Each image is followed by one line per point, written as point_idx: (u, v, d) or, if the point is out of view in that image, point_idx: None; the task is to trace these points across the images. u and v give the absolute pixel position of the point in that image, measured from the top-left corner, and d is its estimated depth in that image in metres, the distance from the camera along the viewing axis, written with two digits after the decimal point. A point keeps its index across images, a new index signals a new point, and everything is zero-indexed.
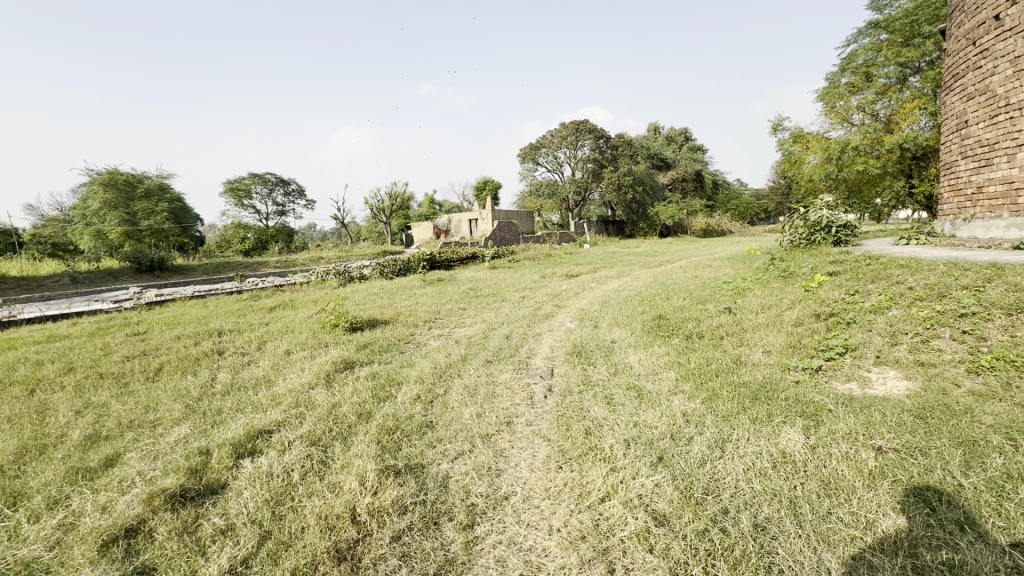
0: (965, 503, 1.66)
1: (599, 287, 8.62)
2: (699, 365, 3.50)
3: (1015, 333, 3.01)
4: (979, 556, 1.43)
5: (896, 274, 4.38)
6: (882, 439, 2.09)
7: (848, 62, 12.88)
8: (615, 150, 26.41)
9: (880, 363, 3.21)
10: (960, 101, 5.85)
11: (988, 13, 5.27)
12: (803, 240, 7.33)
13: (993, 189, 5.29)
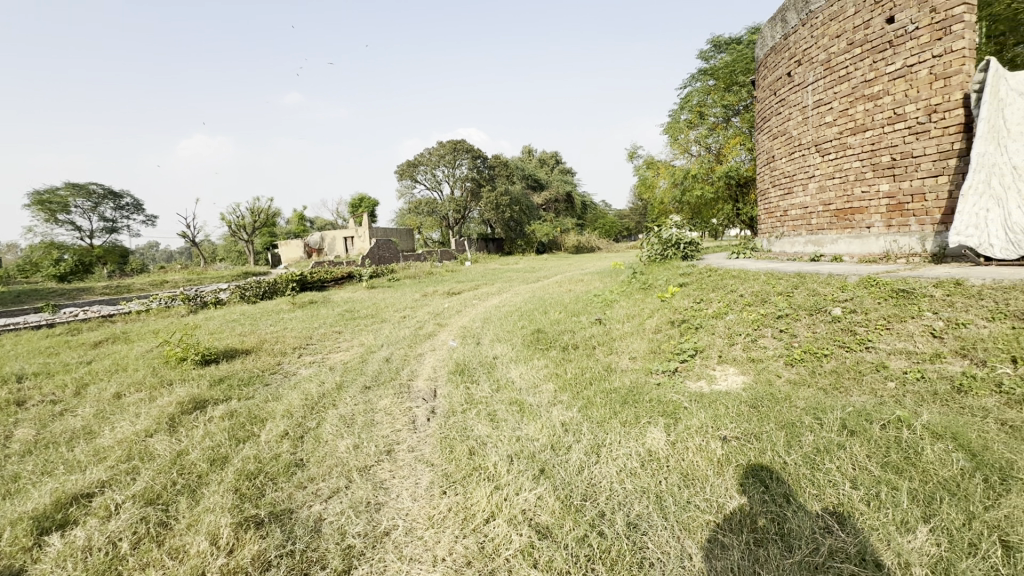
0: (789, 478, 1.95)
1: (480, 303, 8.72)
2: (576, 375, 3.69)
3: (815, 330, 3.68)
4: (801, 523, 1.69)
5: (730, 284, 5.11)
6: (726, 429, 2.39)
7: (686, 102, 14.91)
8: (491, 170, 27.20)
9: (722, 361, 3.69)
10: (768, 140, 7.08)
11: (783, 70, 6.51)
12: (658, 255, 8.20)
13: (794, 212, 6.45)
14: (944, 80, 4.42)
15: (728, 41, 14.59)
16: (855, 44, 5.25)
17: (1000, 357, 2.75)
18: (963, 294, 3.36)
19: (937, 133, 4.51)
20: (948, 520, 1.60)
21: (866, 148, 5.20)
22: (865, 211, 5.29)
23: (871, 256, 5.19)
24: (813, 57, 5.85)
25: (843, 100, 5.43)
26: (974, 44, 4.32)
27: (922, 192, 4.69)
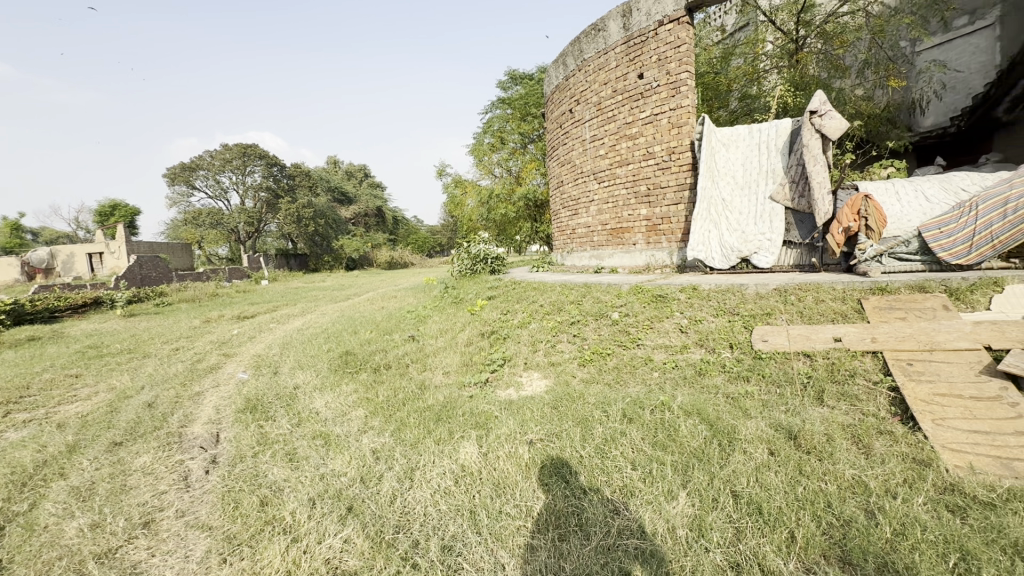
0: (584, 469, 2.16)
1: (279, 327, 7.77)
2: (388, 397, 3.52)
3: (601, 332, 4.24)
4: (597, 510, 1.87)
5: (532, 295, 5.57)
6: (532, 432, 2.54)
7: (488, 126, 15.99)
8: (291, 180, 24.78)
9: (528, 368, 3.97)
10: (557, 166, 8.00)
11: (565, 107, 7.45)
12: (468, 269, 8.50)
13: (580, 231, 7.38)
14: (678, 128, 5.63)
15: (522, 76, 16.19)
16: (618, 92, 6.31)
17: (723, 344, 3.56)
18: (698, 297, 4.27)
19: (675, 170, 5.71)
20: (698, 483, 1.96)
21: (630, 179, 6.27)
22: (631, 231, 6.34)
23: (637, 267, 6.24)
24: (588, 99, 6.84)
25: (611, 137, 6.45)
26: (694, 104, 5.63)
27: (669, 216, 5.85)
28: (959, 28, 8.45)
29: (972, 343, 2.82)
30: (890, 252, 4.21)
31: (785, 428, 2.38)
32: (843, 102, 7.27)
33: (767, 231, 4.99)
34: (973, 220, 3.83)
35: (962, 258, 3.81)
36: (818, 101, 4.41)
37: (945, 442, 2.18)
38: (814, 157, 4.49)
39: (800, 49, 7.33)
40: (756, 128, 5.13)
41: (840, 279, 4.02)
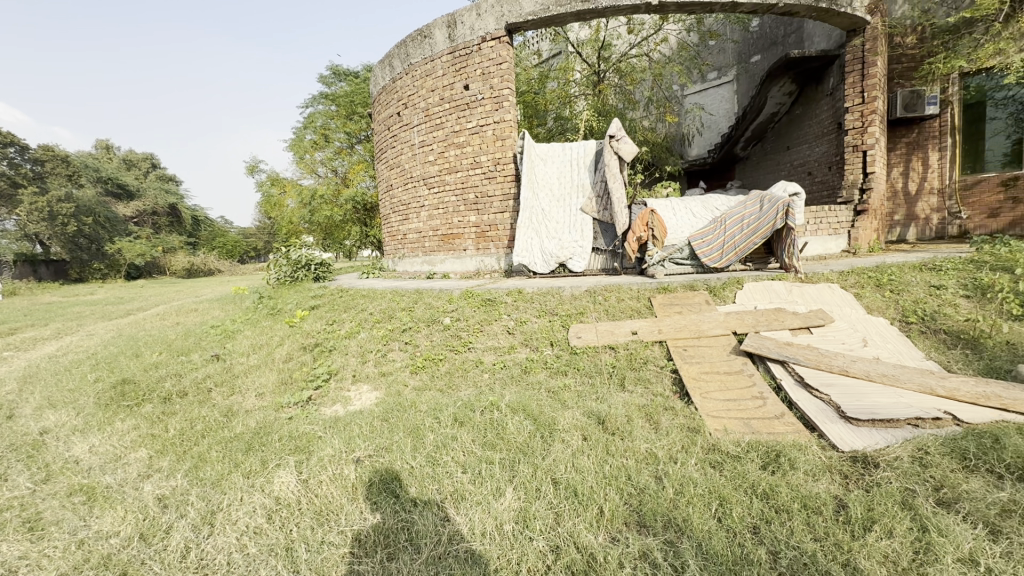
0: (415, 481, 2.11)
1: (16, 355, 5.94)
2: (182, 431, 2.95)
3: (432, 338, 4.23)
4: (427, 522, 1.84)
5: (360, 303, 5.30)
6: (359, 450, 2.40)
7: (309, 122, 14.80)
8: (37, 165, 19.35)
9: (357, 381, 3.74)
10: (386, 169, 7.77)
11: (393, 109, 7.28)
12: (288, 277, 7.65)
13: (411, 236, 7.26)
14: (502, 140, 5.99)
15: (346, 72, 15.41)
16: (445, 100, 6.40)
17: (544, 343, 3.87)
18: (523, 299, 4.56)
19: (501, 180, 6.04)
20: (523, 476, 2.08)
21: (458, 186, 6.41)
22: (461, 237, 6.49)
23: (468, 272, 6.41)
24: (416, 104, 6.79)
25: (440, 143, 6.52)
26: (515, 119, 6.04)
27: (496, 223, 6.16)
28: (711, 81, 10.71)
29: (724, 330, 3.57)
30: (670, 258, 5.10)
31: (595, 415, 2.68)
32: (634, 130, 8.58)
33: (579, 239, 5.58)
34: (723, 231, 4.92)
35: (718, 260, 4.91)
36: (616, 127, 5.12)
37: (709, 410, 2.71)
38: (614, 175, 5.18)
39: (602, 80, 8.41)
40: (570, 147, 5.74)
41: (635, 281, 4.72)
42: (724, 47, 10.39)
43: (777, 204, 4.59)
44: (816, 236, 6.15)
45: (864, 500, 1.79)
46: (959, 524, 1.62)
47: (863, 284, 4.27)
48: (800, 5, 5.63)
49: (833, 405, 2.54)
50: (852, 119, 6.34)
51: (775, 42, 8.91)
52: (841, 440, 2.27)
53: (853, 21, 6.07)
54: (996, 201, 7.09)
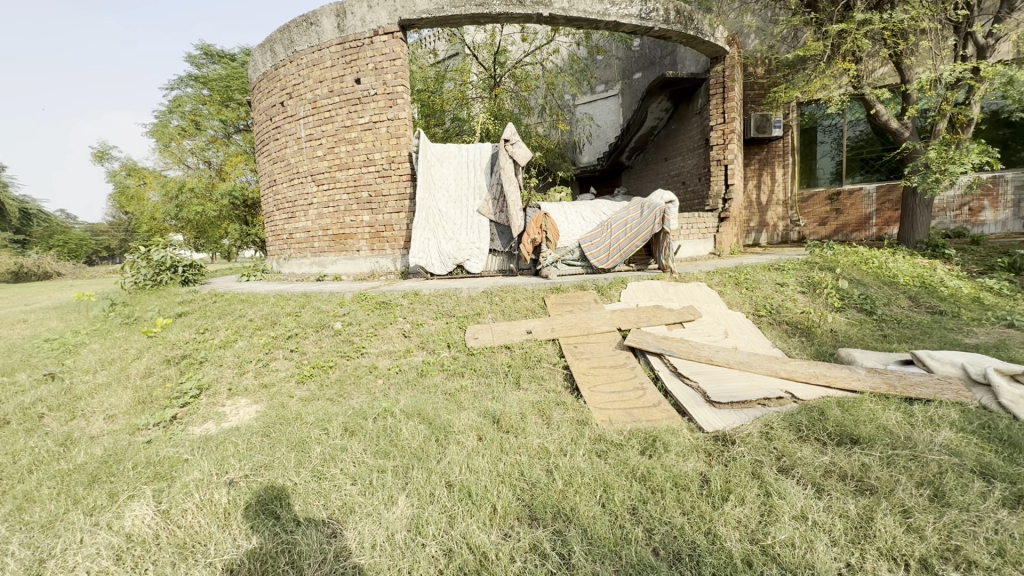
0: (299, 499, 1.97)
1: None
2: (1, 468, 2.46)
3: (322, 345, 3.99)
4: (311, 541, 1.72)
5: (239, 308, 4.82)
6: (234, 471, 2.18)
7: (175, 106, 13.16)
8: None
9: (233, 395, 3.40)
10: (269, 163, 7.15)
11: (275, 98, 6.72)
12: (149, 281, 6.67)
13: (298, 235, 6.75)
14: (397, 138, 5.85)
15: (221, 54, 13.94)
16: (334, 93, 6.07)
17: (441, 345, 3.84)
18: (420, 301, 4.48)
19: (396, 179, 5.88)
20: (416, 482, 2.04)
21: (350, 184, 6.11)
22: (354, 236, 6.18)
23: (362, 274, 6.13)
24: (302, 94, 6.35)
25: (329, 138, 6.17)
26: (410, 117, 5.92)
27: (391, 223, 5.98)
28: (600, 93, 11.39)
29: (610, 326, 3.83)
30: (562, 259, 5.36)
31: (490, 414, 2.72)
32: (529, 136, 8.86)
33: (476, 240, 5.62)
34: (609, 234, 5.25)
35: (605, 262, 5.27)
36: (511, 132, 5.23)
37: (596, 403, 2.88)
38: (510, 178, 5.30)
39: (498, 85, 8.57)
40: (466, 149, 5.76)
41: (529, 282, 4.87)
42: (610, 62, 11.08)
43: (655, 211, 5.05)
44: (689, 240, 6.83)
45: (723, 474, 2.03)
46: (793, 487, 1.90)
47: (725, 282, 4.85)
48: (672, 31, 6.22)
49: (700, 391, 2.84)
50: (716, 137, 7.15)
51: (653, 61, 9.75)
52: (706, 422, 2.54)
53: (715, 49, 6.85)
54: (824, 212, 8.55)
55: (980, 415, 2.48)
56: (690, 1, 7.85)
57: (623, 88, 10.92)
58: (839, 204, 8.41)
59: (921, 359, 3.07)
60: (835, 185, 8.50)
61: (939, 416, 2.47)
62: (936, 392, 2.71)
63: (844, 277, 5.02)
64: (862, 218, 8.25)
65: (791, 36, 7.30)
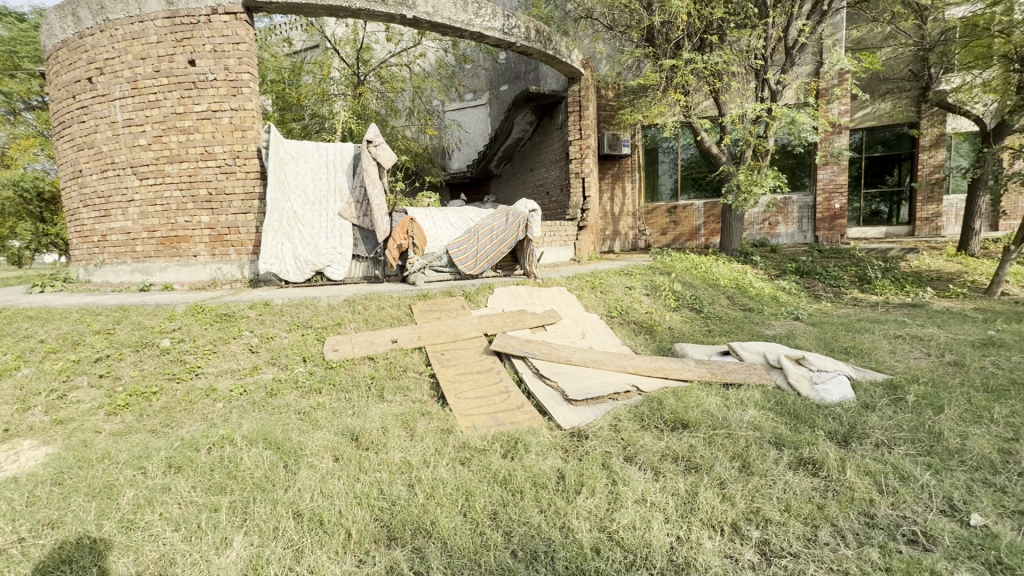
0: (99, 559, 1.63)
1: None
2: None
3: (143, 367, 3.39)
4: None
5: (23, 327, 3.88)
6: (3, 537, 1.72)
7: None
8: None
9: (10, 437, 2.70)
10: (71, 151, 5.89)
11: (80, 73, 5.57)
12: None
13: (114, 238, 5.64)
14: (242, 131, 5.27)
15: None
16: (161, 73, 5.24)
17: (295, 359, 3.52)
18: (270, 313, 4.05)
19: (242, 176, 5.28)
20: (257, 517, 1.83)
21: (184, 179, 5.31)
22: (190, 240, 5.37)
23: (200, 283, 5.35)
24: (117, 71, 5.37)
25: (155, 125, 5.30)
26: (259, 109, 5.40)
27: (237, 225, 5.33)
28: (468, 101, 11.52)
29: (476, 332, 3.85)
30: (430, 265, 5.29)
31: (349, 432, 2.56)
32: (396, 138, 8.62)
33: (337, 245, 5.28)
34: (476, 241, 5.33)
35: (473, 268, 5.32)
36: (374, 133, 5.03)
37: (462, 410, 2.88)
38: (373, 181, 5.08)
39: (362, 84, 8.20)
40: (324, 147, 5.38)
41: (395, 289, 4.71)
42: (477, 72, 11.33)
43: (519, 219, 5.25)
44: (551, 247, 7.24)
45: (577, 469, 2.16)
46: (635, 473, 2.10)
47: (583, 286, 5.22)
48: (533, 48, 6.55)
49: (560, 390, 3.01)
50: (574, 151, 7.71)
51: (519, 76, 10.26)
52: (564, 419, 2.70)
53: (571, 70, 7.39)
54: (664, 223, 9.76)
55: (775, 393, 3.02)
56: (550, 23, 8.37)
57: (491, 98, 11.28)
58: (676, 216, 9.67)
59: (735, 349, 3.62)
60: (673, 200, 9.72)
61: (747, 397, 2.94)
62: (745, 377, 3.23)
63: (679, 280, 5.76)
64: (693, 229, 9.60)
65: (635, 66, 8.18)
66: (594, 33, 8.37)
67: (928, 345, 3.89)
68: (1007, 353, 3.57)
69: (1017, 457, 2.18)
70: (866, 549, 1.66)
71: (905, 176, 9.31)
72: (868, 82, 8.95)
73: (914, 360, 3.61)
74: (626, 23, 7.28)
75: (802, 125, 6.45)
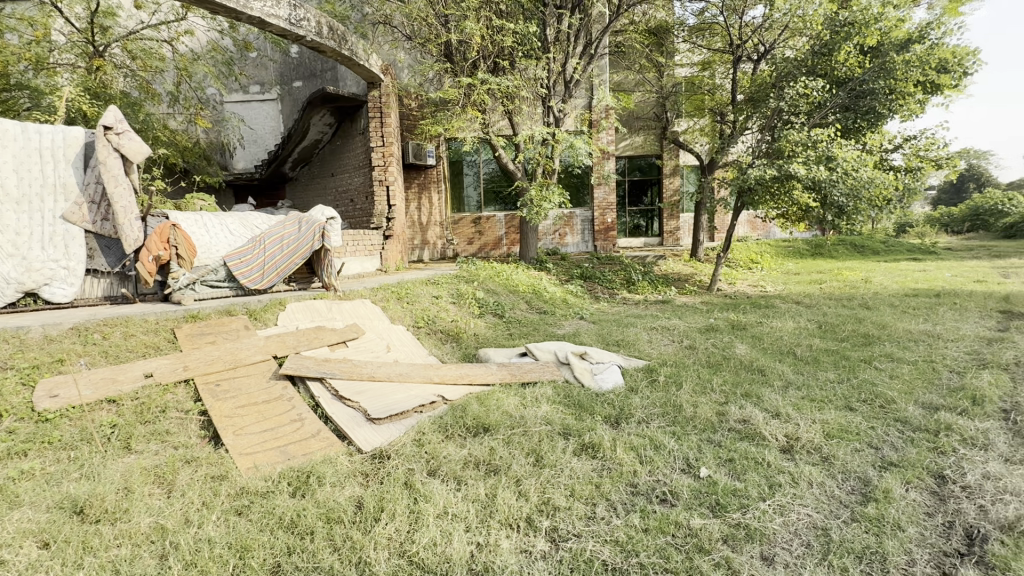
0: None
1: None
2: None
3: None
4: None
5: None
6: None
7: None
8: None
9: None
10: None
11: None
12: None
13: None
14: None
15: None
16: None
17: None
18: None
19: None
20: None
21: None
22: None
23: None
24: None
25: None
26: None
27: None
28: (253, 94, 10.18)
29: (263, 355, 3.36)
30: (201, 280, 4.46)
31: (71, 502, 1.96)
32: (153, 128, 7.10)
33: (60, 258, 4.08)
34: (262, 251, 4.73)
35: (259, 282, 4.68)
36: (114, 117, 4.00)
37: (242, 449, 2.45)
38: (117, 179, 4.03)
39: (100, 56, 6.50)
40: (32, 128, 4.05)
41: (152, 310, 3.85)
42: (265, 62, 10.11)
43: (314, 227, 4.84)
44: (355, 257, 6.86)
45: (376, 494, 2.03)
46: (437, 487, 2.07)
47: (388, 298, 5.05)
48: (326, 45, 6.13)
49: (361, 411, 2.81)
50: (377, 158, 7.47)
51: (314, 73, 9.64)
52: (364, 441, 2.52)
53: (371, 74, 7.17)
54: (470, 233, 10.15)
55: (563, 387, 3.35)
56: (346, 23, 7.96)
57: (282, 93, 10.20)
58: (480, 227, 10.14)
59: (531, 350, 3.93)
60: (477, 211, 10.19)
61: (541, 394, 3.21)
62: (539, 375, 3.51)
63: (482, 288, 6.05)
64: (496, 239, 10.20)
65: (435, 80, 8.20)
66: (394, 41, 8.26)
67: (673, 333, 4.84)
68: (720, 335, 4.68)
69: (727, 416, 2.82)
70: (632, 516, 1.93)
71: (655, 198, 11.54)
72: (626, 118, 10.81)
73: (663, 346, 4.44)
74: (425, 35, 7.36)
75: (579, 150, 7.43)
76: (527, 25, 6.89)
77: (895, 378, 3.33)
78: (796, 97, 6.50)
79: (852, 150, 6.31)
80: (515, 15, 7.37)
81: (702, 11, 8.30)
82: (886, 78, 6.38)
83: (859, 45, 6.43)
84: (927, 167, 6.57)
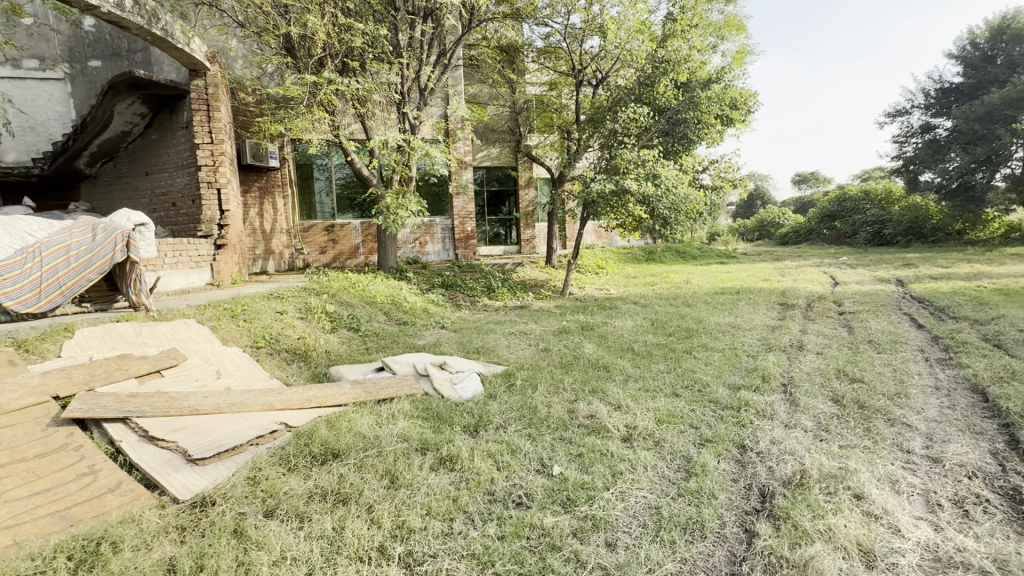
0: None
1: None
2: None
3: None
4: None
5: None
6: None
7: None
8: None
9: None
10: None
11: None
12: None
13: None
14: None
15: None
16: None
17: None
18: None
19: None
20: None
21: None
22: None
23: None
24: None
25: None
26: None
27: None
28: (30, 70, 8.13)
29: (38, 397, 2.64)
30: None
31: None
32: None
33: None
34: (38, 266, 3.74)
35: (32, 305, 3.67)
36: None
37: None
38: None
39: None
40: None
41: None
42: (46, 33, 8.16)
43: (115, 235, 4.05)
44: (177, 270, 5.88)
45: (195, 550, 1.72)
46: (273, 529, 1.83)
47: (219, 316, 4.41)
48: (131, 21, 5.16)
49: (179, 451, 2.36)
50: (203, 157, 6.54)
51: (118, 53, 8.10)
52: (182, 488, 2.12)
53: (193, 61, 6.28)
54: (323, 241, 9.41)
55: (422, 401, 3.25)
56: None
57: (72, 73, 8.34)
58: (334, 235, 9.47)
59: (388, 364, 3.76)
60: (329, 218, 9.51)
61: (398, 410, 3.07)
62: (397, 391, 3.36)
63: (335, 300, 5.63)
64: (352, 248, 9.63)
65: (275, 75, 7.48)
66: (224, 26, 7.34)
67: (530, 337, 5.05)
68: (572, 337, 5.00)
69: (578, 413, 3.01)
70: (488, 525, 1.92)
71: (512, 208, 12.04)
72: (482, 130, 11.10)
73: (521, 351, 4.60)
74: (261, 25, 6.67)
75: (436, 159, 7.40)
76: (377, 28, 6.66)
77: (710, 364, 3.90)
78: (627, 120, 7.31)
79: (672, 170, 7.29)
80: (364, 16, 7.08)
81: (548, 36, 8.88)
82: (694, 109, 7.59)
83: (673, 81, 7.50)
84: (726, 187, 7.92)
